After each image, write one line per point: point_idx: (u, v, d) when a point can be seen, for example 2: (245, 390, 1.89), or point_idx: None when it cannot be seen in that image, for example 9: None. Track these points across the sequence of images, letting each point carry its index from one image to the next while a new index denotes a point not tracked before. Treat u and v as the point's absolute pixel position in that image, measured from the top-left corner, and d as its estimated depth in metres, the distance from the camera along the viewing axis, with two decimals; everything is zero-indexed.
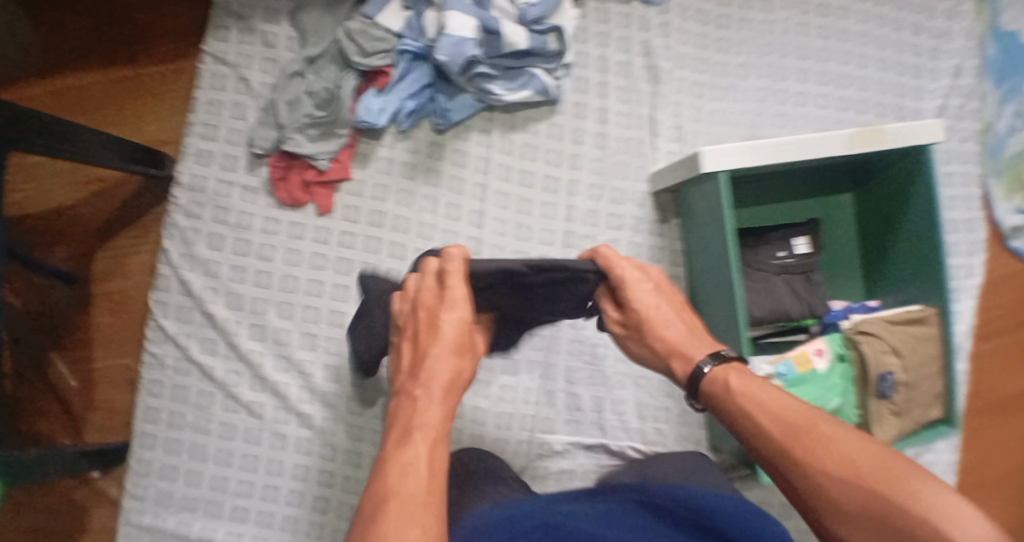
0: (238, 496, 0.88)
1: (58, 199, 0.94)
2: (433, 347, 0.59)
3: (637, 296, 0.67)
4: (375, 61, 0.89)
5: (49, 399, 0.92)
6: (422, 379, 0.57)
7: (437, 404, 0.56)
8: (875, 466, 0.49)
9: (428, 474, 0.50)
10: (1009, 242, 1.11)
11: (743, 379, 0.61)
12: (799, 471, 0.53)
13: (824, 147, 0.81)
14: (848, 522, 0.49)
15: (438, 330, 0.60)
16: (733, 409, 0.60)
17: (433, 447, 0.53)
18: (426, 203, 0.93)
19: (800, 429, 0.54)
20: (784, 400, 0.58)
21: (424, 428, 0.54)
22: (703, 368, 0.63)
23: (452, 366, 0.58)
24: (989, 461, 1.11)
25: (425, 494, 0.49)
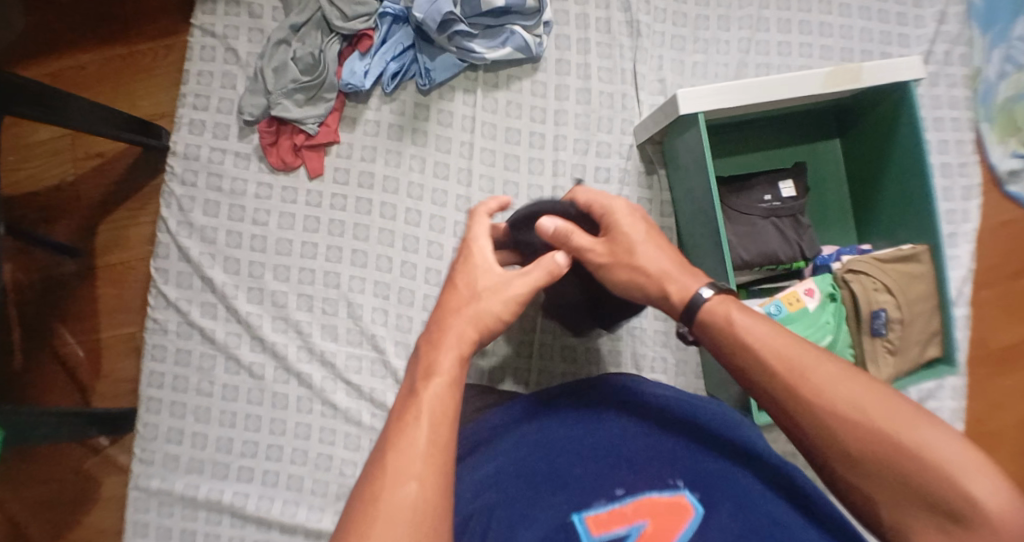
0: (243, 456, 0.90)
1: (59, 176, 0.97)
2: (464, 300, 0.54)
3: (624, 227, 0.61)
4: (356, 25, 0.92)
5: (57, 370, 0.95)
6: (439, 333, 0.52)
7: (451, 357, 0.50)
8: (888, 412, 0.48)
9: (433, 425, 0.46)
10: (1005, 187, 1.11)
11: (743, 311, 0.55)
12: (806, 413, 0.51)
13: (796, 85, 0.84)
14: (856, 467, 0.49)
15: (473, 267, 0.56)
16: (733, 345, 0.54)
17: (447, 397, 0.47)
18: (414, 163, 0.95)
19: (807, 370, 0.51)
20: (786, 336, 0.53)
21: (441, 373, 0.49)
22: (703, 296, 0.56)
23: (482, 312, 0.53)
24: (995, 407, 1.10)
25: (428, 448, 0.44)
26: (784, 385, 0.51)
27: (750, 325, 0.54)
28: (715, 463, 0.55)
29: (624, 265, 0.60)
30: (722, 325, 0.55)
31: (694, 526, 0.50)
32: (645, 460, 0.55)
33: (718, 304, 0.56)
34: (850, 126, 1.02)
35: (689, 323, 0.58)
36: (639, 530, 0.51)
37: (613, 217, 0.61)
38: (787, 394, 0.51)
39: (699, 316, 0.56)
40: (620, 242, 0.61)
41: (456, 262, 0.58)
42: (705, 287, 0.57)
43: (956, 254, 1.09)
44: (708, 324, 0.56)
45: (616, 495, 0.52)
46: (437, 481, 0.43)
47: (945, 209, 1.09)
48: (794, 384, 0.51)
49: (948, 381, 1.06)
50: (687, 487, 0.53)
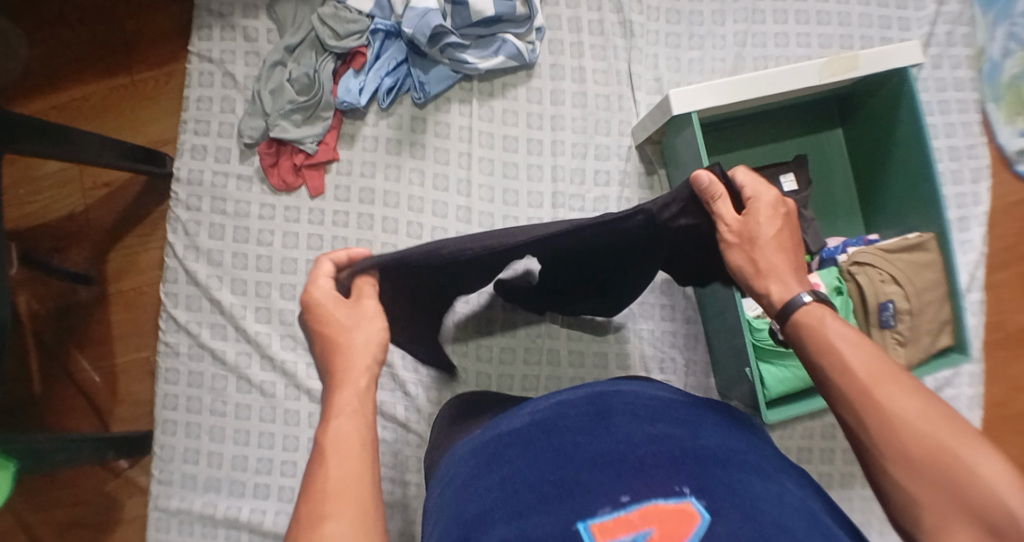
0: (259, 473, 0.92)
1: (70, 207, 0.99)
2: (338, 333, 0.55)
3: (761, 218, 0.60)
4: (349, 43, 0.93)
5: (77, 396, 0.97)
6: (333, 374, 0.53)
7: (350, 395, 0.52)
8: (951, 425, 0.46)
9: (343, 459, 0.47)
10: (1015, 168, 1.08)
11: (836, 319, 0.55)
12: (874, 413, 0.48)
13: (794, 77, 0.84)
14: (911, 476, 0.46)
15: (329, 313, 0.56)
16: (817, 346, 0.54)
17: (357, 431, 0.49)
18: (414, 176, 0.95)
19: (883, 373, 0.49)
20: (870, 345, 0.52)
21: (343, 411, 0.50)
22: (802, 298, 0.57)
23: (362, 336, 0.55)
24: (1016, 394, 1.07)
25: (343, 483, 0.45)
26: (855, 382, 0.50)
27: (840, 328, 0.53)
28: (717, 474, 0.52)
29: (744, 251, 0.61)
30: (812, 328, 0.55)
31: (701, 532, 0.47)
32: (647, 469, 0.52)
33: (813, 310, 0.56)
34: (852, 114, 1.00)
35: (783, 325, 0.58)
36: (645, 537, 0.47)
37: (756, 203, 0.61)
38: (856, 392, 0.50)
39: (794, 317, 0.56)
40: (751, 230, 0.60)
41: (310, 324, 0.57)
42: (805, 293, 0.57)
43: (968, 239, 1.07)
44: (800, 326, 0.56)
45: (622, 502, 0.49)
46: (354, 513, 0.44)
47: (954, 193, 1.08)
48: (867, 384, 0.49)
49: (965, 369, 1.05)
50: (694, 494, 0.49)
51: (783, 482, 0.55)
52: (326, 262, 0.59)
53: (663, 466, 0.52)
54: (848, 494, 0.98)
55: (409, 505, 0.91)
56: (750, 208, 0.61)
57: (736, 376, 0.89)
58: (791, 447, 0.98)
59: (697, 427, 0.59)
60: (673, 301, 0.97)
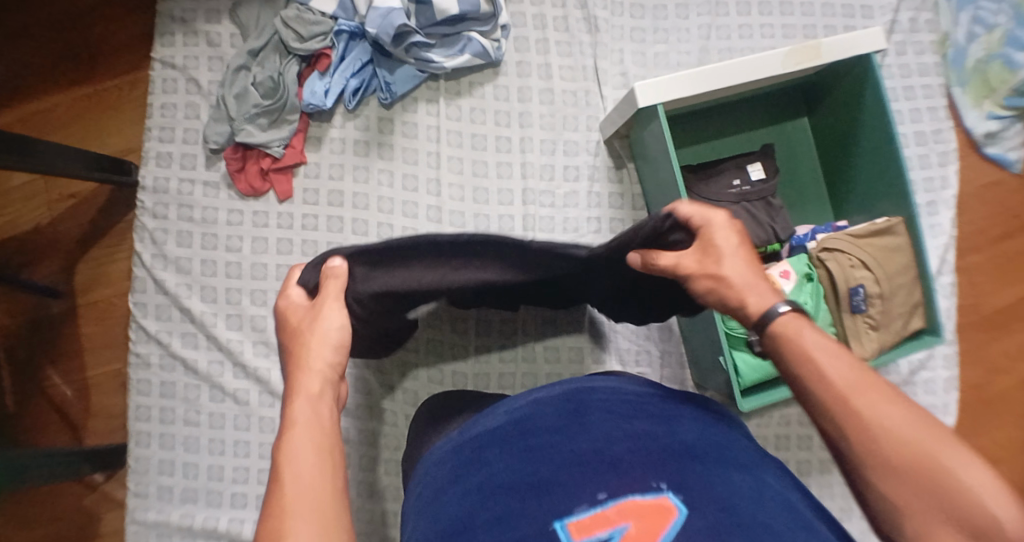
0: (235, 482, 0.91)
1: (36, 219, 0.98)
2: (301, 337, 0.57)
3: (716, 239, 0.58)
4: (313, 45, 0.92)
5: (49, 411, 0.96)
6: (290, 384, 0.53)
7: (306, 404, 0.50)
8: (931, 429, 0.46)
9: (301, 467, 0.46)
10: (983, 151, 1.10)
11: (814, 330, 0.53)
12: (857, 426, 0.47)
13: (758, 67, 0.84)
14: (896, 486, 0.45)
15: (296, 317, 0.59)
16: (794, 355, 0.52)
17: (316, 439, 0.48)
18: (383, 177, 0.95)
19: (861, 380, 0.48)
20: (846, 354, 0.50)
21: (299, 422, 0.49)
22: (779, 308, 0.54)
23: (324, 336, 0.56)
24: (990, 375, 1.09)
25: (299, 493, 0.44)
26: (835, 393, 0.48)
27: (816, 337, 0.52)
28: (693, 468, 0.52)
29: (710, 274, 0.58)
30: (789, 339, 0.52)
31: (678, 526, 0.47)
32: (626, 464, 0.52)
33: (789, 321, 0.53)
34: (818, 103, 1.01)
35: (760, 335, 0.55)
36: (622, 533, 0.47)
37: (711, 229, 0.59)
38: (837, 402, 0.48)
39: (769, 331, 0.54)
40: (711, 253, 0.58)
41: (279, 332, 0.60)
42: (782, 303, 0.54)
43: (937, 222, 1.08)
44: (776, 337, 0.53)
45: (599, 499, 0.49)
46: (312, 523, 0.42)
47: (923, 177, 1.09)
48: (849, 396, 0.48)
49: (939, 351, 1.06)
50: (671, 489, 0.49)
51: (755, 471, 0.55)
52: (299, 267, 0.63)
53: (637, 463, 0.52)
54: (827, 480, 0.98)
55: (387, 508, 0.91)
56: (701, 232, 0.59)
57: (710, 366, 0.90)
58: (769, 435, 0.99)
59: (674, 422, 0.59)
60: None
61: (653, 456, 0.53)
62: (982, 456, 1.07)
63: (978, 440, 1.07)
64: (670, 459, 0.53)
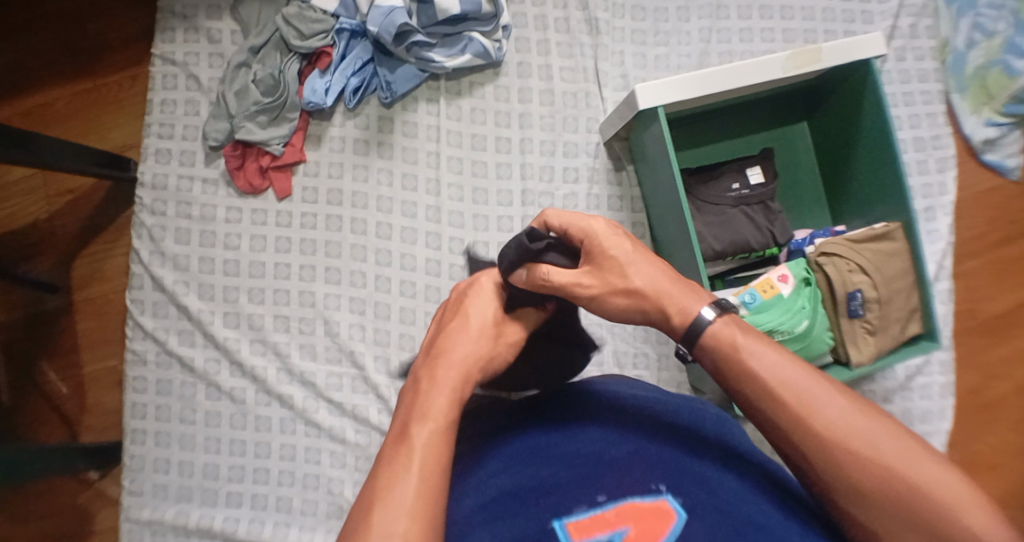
0: (231, 481, 0.91)
1: (33, 214, 0.97)
2: (466, 334, 0.56)
3: (610, 249, 0.56)
4: (314, 42, 0.92)
5: (45, 407, 0.95)
6: (432, 373, 0.51)
7: (445, 405, 0.48)
8: (890, 439, 0.46)
9: (421, 475, 0.44)
10: (981, 157, 1.10)
11: (748, 337, 0.52)
12: (814, 439, 0.47)
13: (760, 71, 0.84)
14: (855, 496, 0.46)
15: (475, 312, 0.58)
16: (737, 371, 0.51)
17: (442, 442, 0.46)
18: (382, 176, 0.95)
19: (813, 396, 0.48)
20: (791, 361, 0.50)
21: (435, 418, 0.47)
22: (706, 319, 0.52)
23: (478, 351, 0.54)
24: (985, 381, 1.09)
25: (417, 504, 0.42)
26: (791, 414, 0.48)
27: (756, 350, 0.50)
28: (693, 470, 0.53)
29: (617, 287, 0.55)
30: (729, 351, 0.51)
31: (678, 530, 0.48)
32: (626, 465, 0.53)
33: (719, 331, 0.52)
34: (817, 108, 1.01)
35: (691, 346, 0.53)
36: (621, 536, 0.48)
37: (597, 240, 0.56)
38: (791, 421, 0.48)
39: (701, 341, 0.52)
40: (609, 268, 0.56)
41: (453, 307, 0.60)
42: (710, 307, 0.53)
43: (935, 228, 1.08)
44: (713, 349, 0.52)
45: (599, 501, 0.50)
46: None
47: (921, 183, 1.09)
48: (802, 409, 0.48)
49: (935, 357, 1.06)
50: (670, 492, 0.50)
51: (751, 472, 0.55)
52: (496, 270, 0.63)
53: (639, 466, 0.52)
54: None
55: None
56: (589, 248, 0.57)
57: (707, 369, 0.90)
58: (764, 439, 0.99)
59: (670, 417, 0.60)
60: None
61: (648, 459, 0.53)
62: (977, 462, 1.07)
63: (973, 446, 1.07)
64: (666, 461, 0.53)
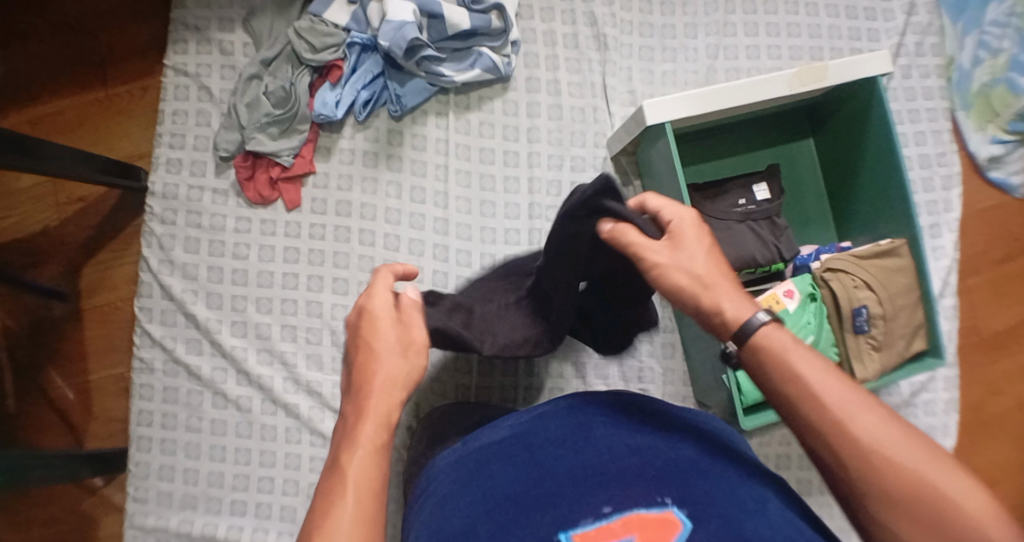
0: (235, 490, 0.91)
1: (43, 222, 0.98)
2: (381, 353, 0.53)
3: (689, 235, 0.59)
4: (325, 56, 0.93)
5: (51, 414, 0.96)
6: (362, 400, 0.51)
7: (375, 428, 0.49)
8: (926, 454, 0.46)
9: (359, 503, 0.44)
10: (986, 174, 1.11)
11: (796, 343, 0.53)
12: (847, 445, 0.47)
13: (766, 89, 0.85)
14: (885, 506, 0.46)
15: (381, 326, 0.55)
16: (781, 372, 0.52)
17: (374, 468, 0.47)
18: (390, 189, 0.96)
19: (853, 403, 0.48)
20: (835, 370, 0.51)
21: (367, 443, 0.48)
22: (760, 319, 0.54)
23: (402, 368, 0.53)
24: (991, 398, 1.09)
25: (354, 530, 0.42)
26: (829, 416, 0.48)
27: (803, 354, 0.52)
28: (700, 484, 0.52)
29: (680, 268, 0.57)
30: (774, 354, 0.53)
31: None
32: (631, 479, 0.52)
33: (771, 332, 0.53)
34: (823, 125, 1.02)
35: (738, 345, 0.55)
36: None
37: (681, 226, 0.59)
38: (829, 424, 0.48)
39: (750, 336, 0.53)
40: (683, 248, 0.58)
41: (358, 328, 0.56)
42: (761, 312, 0.54)
43: (940, 245, 1.08)
44: (759, 349, 0.53)
45: (604, 512, 0.49)
46: None
47: (926, 200, 1.09)
48: (840, 415, 0.48)
49: (940, 373, 1.06)
50: (676, 504, 0.49)
51: (758, 483, 0.55)
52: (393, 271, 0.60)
53: (645, 481, 0.52)
54: (826, 501, 0.99)
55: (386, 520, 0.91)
56: (673, 229, 0.59)
57: (712, 384, 0.90)
58: (770, 454, 0.99)
59: (678, 436, 0.59)
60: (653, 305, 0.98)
61: (652, 473, 0.53)
62: (981, 480, 1.07)
63: (978, 463, 1.07)
64: (672, 475, 0.53)
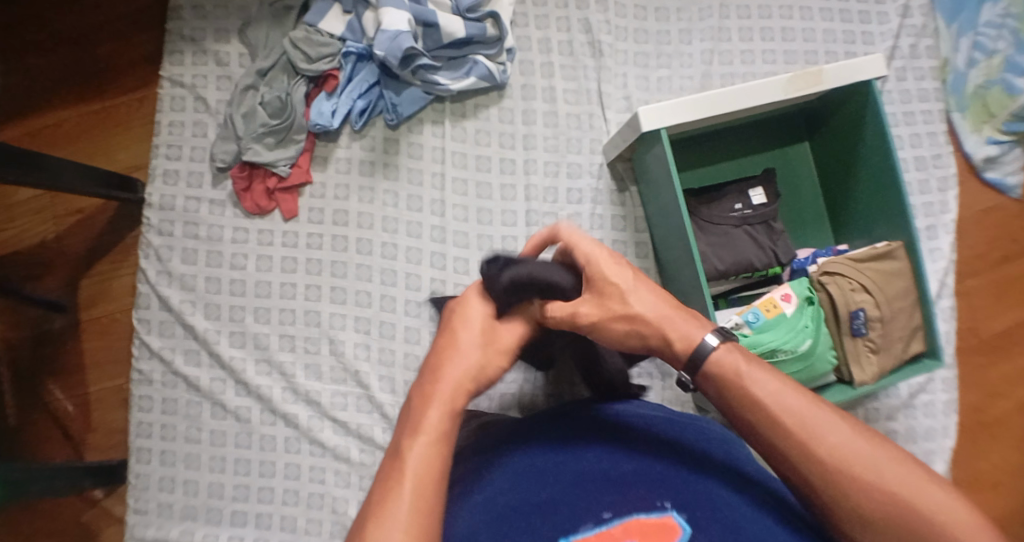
0: (236, 500, 0.91)
1: (41, 234, 0.98)
2: (464, 338, 0.55)
3: (612, 278, 0.55)
4: (320, 66, 0.93)
5: (50, 426, 0.96)
6: (429, 387, 0.52)
7: (440, 415, 0.51)
8: (893, 466, 0.47)
9: (418, 490, 0.46)
10: (983, 175, 1.11)
11: (751, 365, 0.53)
12: (815, 465, 0.48)
13: (761, 94, 0.85)
14: (862, 522, 0.47)
15: (471, 315, 0.56)
16: (739, 397, 0.52)
17: (434, 458, 0.48)
18: (387, 198, 0.96)
19: (816, 423, 0.49)
20: (793, 389, 0.51)
21: (430, 431, 0.50)
22: (708, 346, 0.53)
23: (480, 358, 0.54)
24: (989, 399, 1.09)
25: (413, 514, 0.45)
26: (794, 439, 0.49)
27: (758, 378, 0.52)
28: (700, 486, 0.53)
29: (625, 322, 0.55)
30: (733, 379, 0.53)
31: None
32: (631, 484, 0.53)
33: (722, 356, 0.54)
34: (819, 129, 1.02)
35: (692, 373, 0.55)
36: None
37: (597, 274, 0.56)
38: (794, 447, 0.49)
39: (705, 367, 0.54)
40: (611, 298, 0.55)
41: (451, 314, 0.57)
42: (710, 335, 0.54)
43: (937, 247, 1.09)
44: (716, 376, 0.54)
45: (604, 518, 0.50)
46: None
47: (922, 202, 1.09)
48: (804, 436, 0.49)
49: (939, 375, 1.06)
50: (676, 508, 0.50)
51: (755, 487, 0.55)
52: (480, 286, 0.58)
53: (646, 486, 0.53)
54: None
55: None
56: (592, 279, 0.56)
57: None
58: None
59: (676, 435, 0.60)
60: None
61: (651, 476, 0.54)
62: (981, 481, 1.07)
63: (977, 464, 1.07)
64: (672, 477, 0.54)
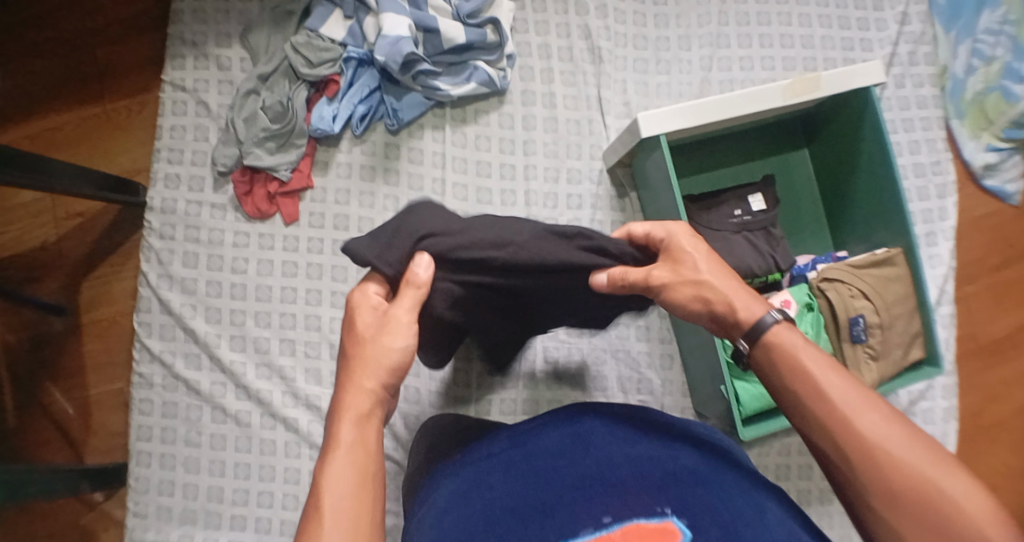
0: (235, 504, 0.91)
1: (41, 237, 0.98)
2: (365, 341, 0.56)
3: (685, 247, 0.62)
4: (321, 70, 0.93)
5: (49, 429, 0.96)
6: (338, 402, 0.53)
7: (351, 426, 0.51)
8: (926, 453, 0.47)
9: (340, 499, 0.47)
10: (981, 182, 1.11)
11: (806, 343, 0.55)
12: (851, 440, 0.49)
13: (760, 101, 0.85)
14: (887, 500, 0.47)
15: (362, 318, 0.57)
16: (790, 370, 0.54)
17: (357, 467, 0.49)
18: (388, 202, 0.96)
19: (857, 403, 0.50)
20: (841, 370, 0.53)
21: (343, 442, 0.50)
22: (769, 318, 0.57)
23: (386, 359, 0.55)
24: (989, 404, 1.09)
25: (337, 524, 0.46)
26: (835, 412, 0.51)
27: (811, 353, 0.54)
28: (699, 494, 0.52)
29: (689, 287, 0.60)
30: (785, 353, 0.55)
31: None
32: (630, 489, 0.52)
33: (779, 330, 0.56)
34: (817, 135, 1.03)
35: (750, 343, 0.58)
36: None
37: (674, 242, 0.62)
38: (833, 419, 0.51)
39: (762, 337, 0.56)
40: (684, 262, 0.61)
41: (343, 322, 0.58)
42: (772, 311, 0.57)
43: (936, 253, 1.09)
44: (769, 348, 0.56)
45: (604, 523, 0.49)
46: None
47: (921, 208, 1.10)
48: (845, 411, 0.50)
49: (939, 381, 1.06)
50: (676, 513, 0.50)
51: (754, 491, 0.55)
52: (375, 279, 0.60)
53: (643, 490, 0.52)
54: (827, 509, 0.99)
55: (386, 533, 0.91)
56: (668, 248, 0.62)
57: (711, 395, 0.90)
58: (769, 464, 0.99)
59: (677, 447, 0.59)
60: (649, 320, 0.98)
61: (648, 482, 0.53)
62: None
63: (977, 470, 1.07)
64: (669, 484, 0.53)
